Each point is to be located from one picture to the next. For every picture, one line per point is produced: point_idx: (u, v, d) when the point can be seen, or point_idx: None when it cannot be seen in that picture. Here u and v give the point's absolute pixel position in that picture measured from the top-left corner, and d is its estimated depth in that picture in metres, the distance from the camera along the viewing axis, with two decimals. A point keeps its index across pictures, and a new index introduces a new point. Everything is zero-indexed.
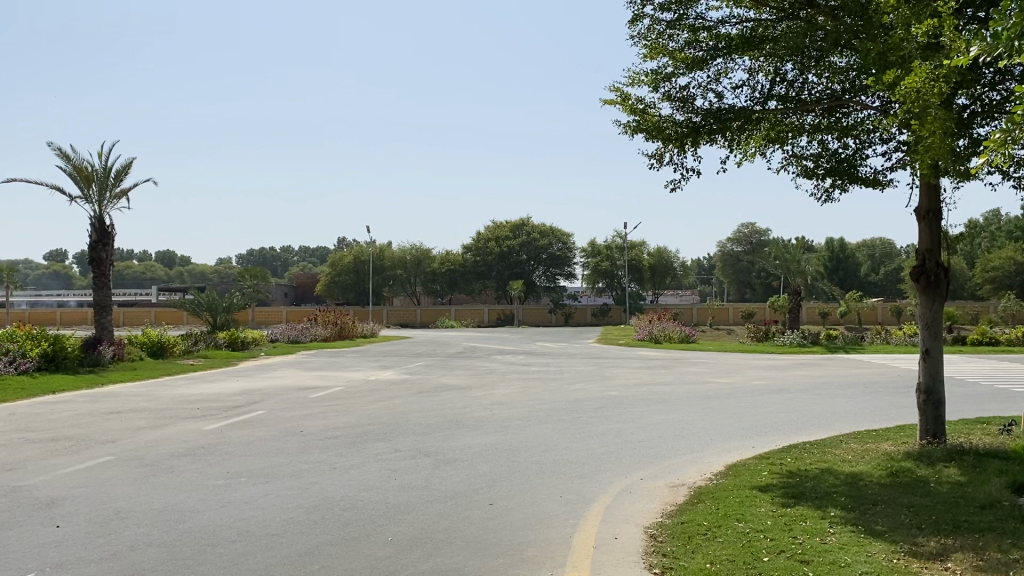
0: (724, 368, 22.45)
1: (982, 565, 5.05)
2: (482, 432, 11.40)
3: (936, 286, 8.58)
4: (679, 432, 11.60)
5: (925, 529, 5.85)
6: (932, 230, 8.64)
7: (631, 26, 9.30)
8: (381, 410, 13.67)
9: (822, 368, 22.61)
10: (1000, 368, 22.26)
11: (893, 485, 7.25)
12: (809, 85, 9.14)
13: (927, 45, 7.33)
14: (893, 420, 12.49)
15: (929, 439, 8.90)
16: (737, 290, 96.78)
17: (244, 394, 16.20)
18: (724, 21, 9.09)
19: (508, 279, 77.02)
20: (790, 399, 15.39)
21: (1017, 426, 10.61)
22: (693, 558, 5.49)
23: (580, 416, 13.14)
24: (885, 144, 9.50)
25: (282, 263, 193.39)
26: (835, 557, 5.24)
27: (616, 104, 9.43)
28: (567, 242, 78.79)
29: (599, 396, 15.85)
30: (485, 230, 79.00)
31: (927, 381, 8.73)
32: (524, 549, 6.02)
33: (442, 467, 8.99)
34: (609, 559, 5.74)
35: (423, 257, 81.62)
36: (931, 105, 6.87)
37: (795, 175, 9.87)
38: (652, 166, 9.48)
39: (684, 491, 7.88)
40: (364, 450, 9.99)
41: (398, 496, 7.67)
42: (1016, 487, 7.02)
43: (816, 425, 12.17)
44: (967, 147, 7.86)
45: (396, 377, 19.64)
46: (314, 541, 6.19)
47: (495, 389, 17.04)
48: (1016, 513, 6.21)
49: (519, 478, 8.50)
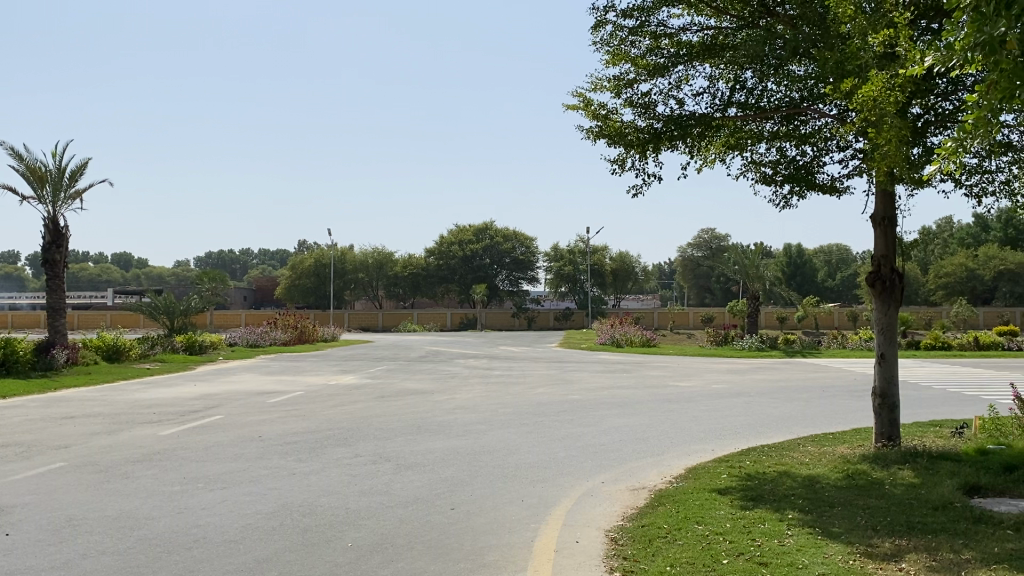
0: (684, 373, 22.64)
1: (935, 565, 5.15)
2: (444, 437, 11.35)
3: (890, 291, 8.74)
4: (640, 436, 11.67)
5: (880, 530, 5.95)
6: (888, 236, 8.80)
7: (594, 33, 9.38)
8: (342, 415, 13.55)
9: (779, 372, 22.93)
10: (951, 372, 22.77)
11: (849, 488, 7.36)
12: (768, 93, 9.26)
13: (882, 55, 7.47)
14: (848, 423, 12.69)
15: (885, 442, 9.06)
16: (697, 295, 97.80)
17: (202, 399, 15.93)
18: (685, 28, 9.19)
19: (471, 282, 76.74)
20: (749, 402, 15.55)
21: (969, 429, 10.84)
22: (653, 561, 5.52)
23: (541, 420, 13.13)
24: (842, 152, 9.66)
25: (241, 265, 191.37)
26: (793, 559, 5.30)
27: (578, 109, 9.49)
28: (531, 246, 78.76)
29: (561, 400, 15.89)
30: (447, 234, 78.74)
31: (882, 385, 8.89)
32: (484, 554, 6.00)
33: (403, 472, 8.95)
34: (570, 562, 5.75)
35: (386, 261, 81.23)
36: (887, 114, 6.98)
37: (754, 182, 10.00)
38: (614, 172, 9.54)
39: (645, 494, 7.94)
40: (324, 456, 9.89)
41: (358, 502, 7.60)
42: (967, 489, 7.16)
43: (774, 428, 12.32)
44: (921, 155, 8.03)
45: (357, 382, 19.51)
46: (272, 547, 6.10)
47: (457, 393, 16.97)
48: (967, 514, 6.33)
49: (481, 482, 8.49)
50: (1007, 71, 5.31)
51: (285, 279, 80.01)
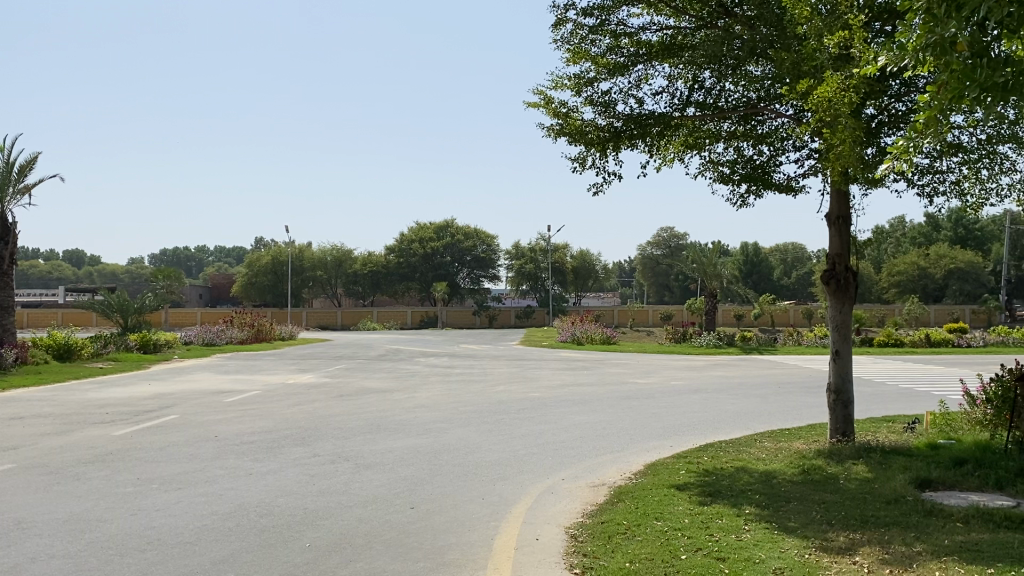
0: (642, 370, 22.84)
1: (888, 558, 5.24)
2: (404, 436, 11.29)
3: (844, 289, 8.89)
4: (600, 433, 11.73)
5: (835, 524, 6.04)
6: (843, 234, 8.93)
7: (554, 31, 9.39)
8: (299, 414, 13.42)
9: (737, 369, 23.20)
10: (903, 368, 23.24)
11: (805, 483, 7.46)
12: (726, 93, 9.36)
13: (837, 56, 7.58)
14: (803, 419, 12.88)
15: (839, 437, 9.20)
16: (656, 293, 98.58)
17: (156, 398, 15.66)
18: (645, 27, 9.24)
19: (431, 280, 76.60)
20: (707, 399, 15.71)
21: (920, 424, 11.04)
22: (612, 557, 5.54)
23: (501, 418, 13.11)
24: (798, 152, 9.78)
25: (196, 263, 188.70)
26: (750, 554, 5.36)
27: (539, 107, 9.50)
28: (492, 244, 78.87)
29: (520, 398, 15.91)
30: (408, 231, 78.36)
31: (837, 381, 9.03)
32: (444, 553, 5.97)
33: (362, 472, 8.87)
34: (529, 560, 5.74)
35: (345, 258, 80.70)
36: (842, 115, 7.07)
37: (711, 181, 10.10)
38: (575, 170, 9.58)
39: (604, 490, 7.97)
40: (281, 455, 9.79)
41: (316, 501, 7.52)
42: (919, 483, 7.30)
43: (730, 425, 12.46)
44: (875, 156, 8.17)
45: (316, 381, 19.34)
46: (228, 548, 6.01)
47: (416, 392, 16.88)
48: (919, 508, 6.46)
49: (440, 481, 8.44)
50: (957, 72, 5.40)
51: (242, 277, 78.87)
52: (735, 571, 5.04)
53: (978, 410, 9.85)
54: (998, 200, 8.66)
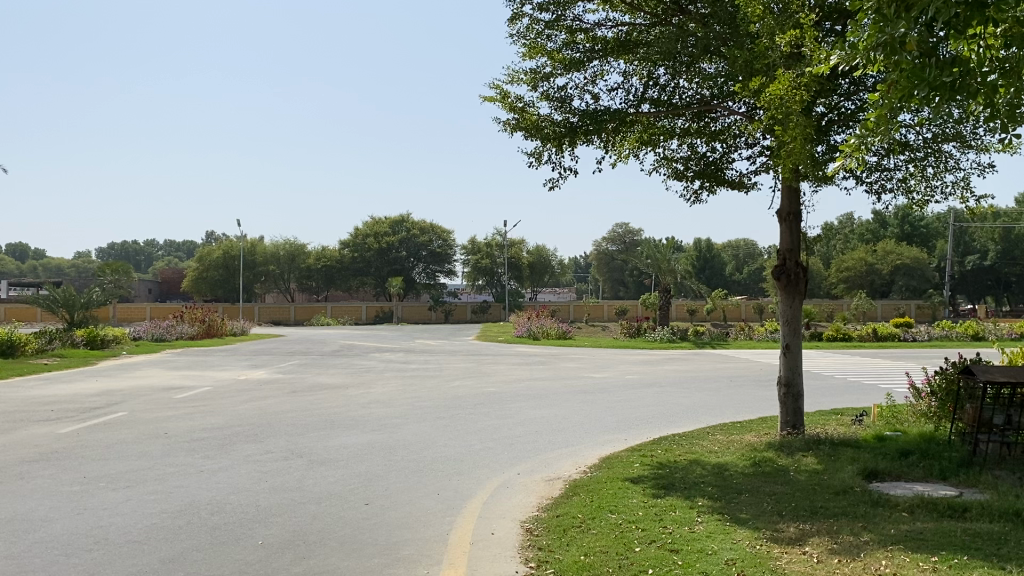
0: (597, 364, 22.98)
1: (836, 548, 5.34)
2: (358, 432, 11.22)
3: (795, 284, 9.05)
4: (555, 427, 11.77)
5: (786, 515, 6.15)
6: (793, 231, 9.07)
7: (511, 25, 9.40)
8: (252, 410, 13.23)
9: (690, 363, 23.46)
10: (850, 362, 23.75)
11: (756, 474, 7.59)
12: (680, 90, 9.46)
13: (788, 55, 7.69)
14: (754, 412, 13.08)
15: (789, 430, 9.36)
16: (610, 289, 99.09)
17: (103, 395, 15.30)
18: (600, 24, 9.28)
19: (386, 275, 76.23)
20: (661, 393, 15.86)
21: (867, 416, 11.29)
22: (567, 551, 5.57)
23: (457, 413, 13.09)
24: (750, 149, 9.93)
25: (145, 257, 185.18)
26: (703, 545, 5.43)
27: (495, 102, 9.49)
28: (447, 239, 78.72)
29: (476, 392, 15.90)
30: (362, 226, 77.79)
31: (787, 374, 9.18)
32: (399, 549, 5.94)
33: (316, 468, 8.79)
34: (485, 554, 5.75)
35: (298, 252, 79.76)
36: (793, 113, 7.17)
37: (665, 177, 10.20)
38: (531, 165, 9.58)
39: (560, 484, 8.00)
40: (233, 452, 9.65)
41: (269, 498, 7.45)
42: (866, 474, 7.47)
43: (684, 418, 12.59)
44: (825, 153, 8.31)
45: (268, 377, 19.10)
46: (179, 547, 5.90)
47: (371, 388, 16.78)
48: (866, 498, 6.61)
49: (395, 477, 8.41)
50: (906, 72, 5.52)
51: (193, 272, 77.44)
52: (688, 563, 5.09)
53: (923, 403, 10.12)
54: (942, 198, 8.88)
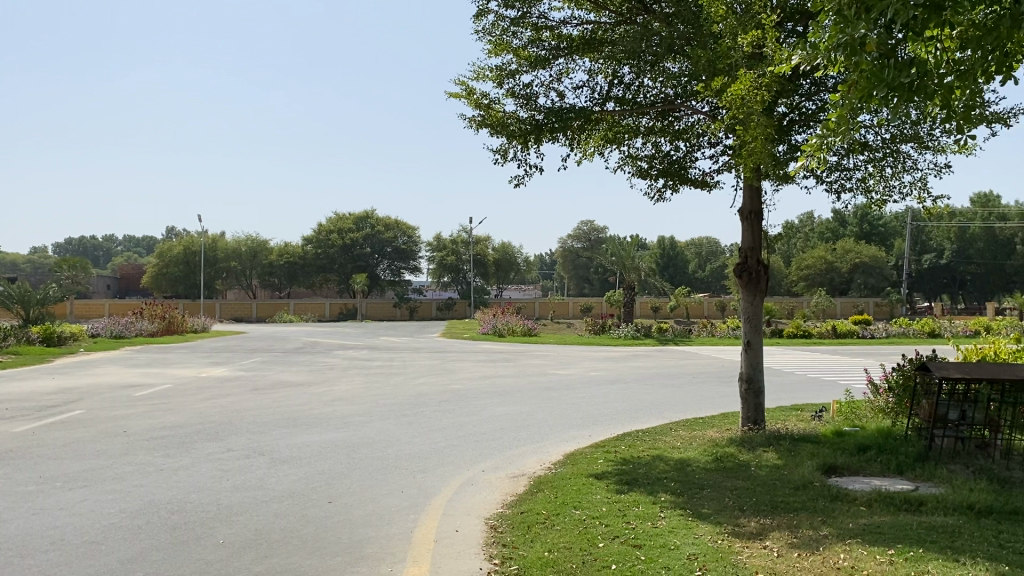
0: (562, 361, 23.11)
1: (796, 542, 5.42)
2: (322, 430, 11.14)
3: (756, 282, 9.17)
4: (520, 424, 11.80)
5: (747, 511, 6.22)
6: (754, 230, 9.18)
7: (476, 21, 9.38)
8: (213, 408, 13.08)
9: (654, 360, 23.63)
10: (811, 359, 24.10)
11: (718, 469, 7.69)
12: (644, 89, 9.51)
13: (751, 55, 7.77)
14: (716, 408, 13.22)
15: (750, 425, 9.48)
16: (575, 286, 99.36)
17: (59, 393, 15.02)
18: (566, 21, 9.31)
19: (350, 272, 75.70)
20: (624, 390, 15.98)
21: (827, 412, 11.47)
22: (531, 547, 5.59)
23: (421, 411, 13.04)
24: (713, 148, 10.02)
25: (103, 253, 181.95)
26: (665, 540, 5.48)
27: (460, 98, 9.47)
28: (412, 236, 78.34)
29: (441, 390, 15.88)
30: (326, 222, 77.20)
31: (748, 371, 9.29)
32: (362, 547, 5.92)
33: (278, 466, 8.72)
34: (449, 551, 5.74)
35: (260, 248, 78.90)
36: (754, 112, 7.27)
37: (630, 175, 10.26)
38: (497, 162, 9.59)
39: (524, 480, 8.03)
40: (194, 450, 9.54)
41: (231, 497, 7.37)
42: (825, 469, 7.58)
43: (647, 414, 12.70)
44: (786, 153, 8.43)
45: (230, 375, 18.88)
46: (138, 547, 5.83)
47: (334, 385, 16.67)
48: (825, 493, 6.70)
49: (360, 475, 8.37)
50: (866, 72, 5.61)
51: (152, 267, 76.23)
52: (651, 558, 5.14)
53: (880, 399, 10.32)
54: (900, 198, 9.05)
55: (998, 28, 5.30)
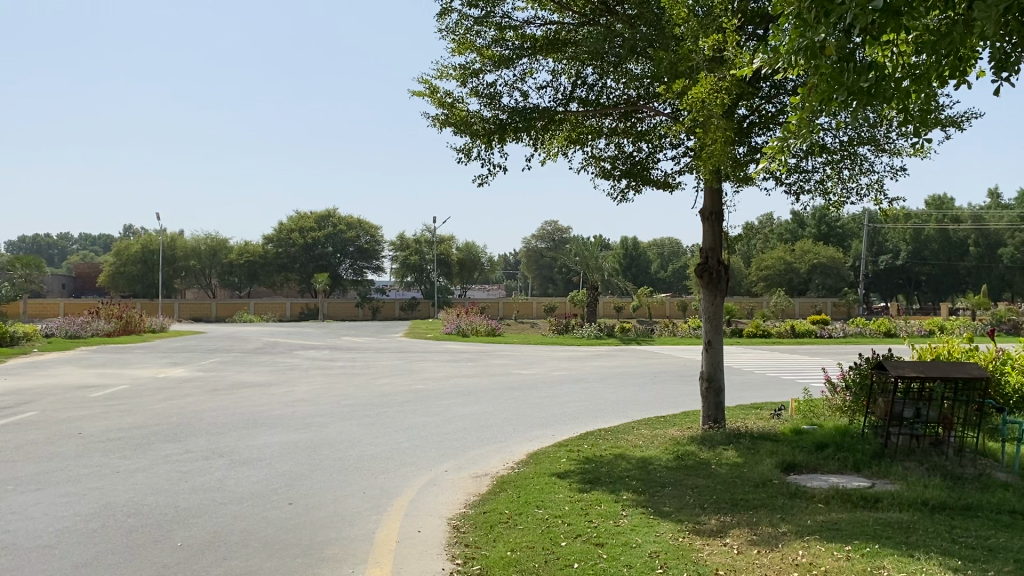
0: (525, 361, 23.07)
1: (756, 539, 5.49)
2: (282, 431, 11.03)
3: (716, 282, 9.27)
4: (484, 423, 11.80)
5: (707, 508, 6.29)
6: (715, 230, 9.29)
7: (440, 20, 9.36)
8: (171, 409, 12.89)
9: (616, 359, 23.73)
10: (770, 359, 24.40)
11: (678, 468, 7.76)
12: (607, 90, 9.57)
13: (712, 58, 7.86)
14: (678, 407, 13.32)
15: (711, 424, 9.57)
16: (539, 285, 99.44)
17: (10, 395, 14.67)
18: (530, 21, 9.33)
19: (312, 271, 75.02)
20: (587, 389, 16.03)
21: (786, 411, 11.61)
22: (493, 547, 5.59)
23: (383, 411, 12.98)
24: (675, 149, 10.13)
25: (58, 252, 178.35)
26: (626, 539, 5.51)
27: (424, 96, 9.45)
28: (375, 235, 78.01)
29: (404, 390, 15.79)
30: (286, 221, 76.40)
31: (709, 370, 9.38)
32: (323, 548, 5.89)
33: (238, 468, 8.62)
34: (411, 552, 5.72)
35: (220, 247, 77.86)
36: (714, 115, 7.37)
37: (593, 175, 10.31)
38: (461, 161, 9.58)
39: (487, 480, 8.03)
40: (151, 452, 9.39)
41: (189, 499, 7.27)
42: (784, 467, 7.68)
43: (609, 413, 12.76)
44: (746, 154, 8.54)
45: (188, 376, 18.60)
46: (93, 550, 5.73)
47: (295, 386, 16.53)
48: (784, 491, 6.80)
49: (321, 476, 8.30)
50: (826, 75, 5.68)
51: (109, 266, 74.87)
52: (612, 556, 5.18)
53: (838, 397, 10.47)
54: (857, 199, 9.22)
55: (951, 33, 5.41)
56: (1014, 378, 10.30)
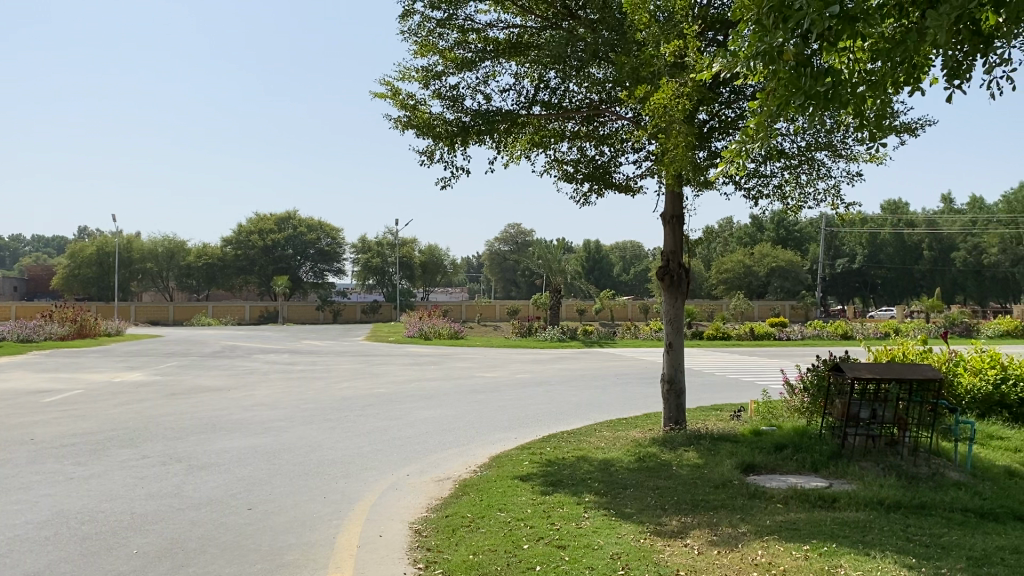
0: (487, 363, 23.06)
1: (716, 540, 5.54)
2: (241, 435, 10.88)
3: (677, 285, 9.34)
4: (446, 427, 11.75)
5: (669, 509, 6.34)
6: (676, 233, 9.37)
7: (402, 22, 9.33)
8: (126, 414, 12.65)
9: (578, 362, 23.78)
10: (730, 360, 24.65)
11: (639, 469, 7.80)
12: (569, 94, 9.59)
13: (673, 63, 7.93)
14: (639, 409, 13.41)
15: (672, 425, 9.64)
16: (502, 288, 99.46)
17: None
18: (492, 25, 9.34)
19: (272, 274, 74.23)
20: (550, 392, 16.04)
21: (745, 412, 11.75)
22: (456, 551, 5.57)
23: (345, 415, 12.87)
24: (636, 153, 10.20)
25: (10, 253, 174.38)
26: (588, 541, 5.53)
27: (386, 98, 9.41)
28: (336, 237, 77.51)
29: (365, 394, 15.68)
30: (245, 222, 75.42)
31: (670, 371, 9.46)
32: (283, 554, 5.82)
33: (196, 473, 8.49)
34: (372, 557, 5.68)
35: (177, 249, 76.66)
36: (676, 121, 7.44)
37: (556, 179, 10.34)
38: (423, 162, 9.55)
39: (449, 484, 7.99)
40: (106, 458, 9.20)
41: (145, 505, 7.14)
42: (744, 467, 7.77)
43: (571, 415, 12.80)
44: (706, 159, 8.63)
45: (145, 380, 18.27)
46: (45, 558, 5.61)
47: (255, 390, 16.33)
48: (744, 491, 6.87)
49: (281, 481, 8.20)
50: (783, 79, 5.74)
51: (63, 268, 73.36)
52: (575, 558, 5.19)
53: (796, 398, 10.63)
54: (814, 204, 9.36)
55: (906, 41, 5.50)
56: (966, 378, 10.55)
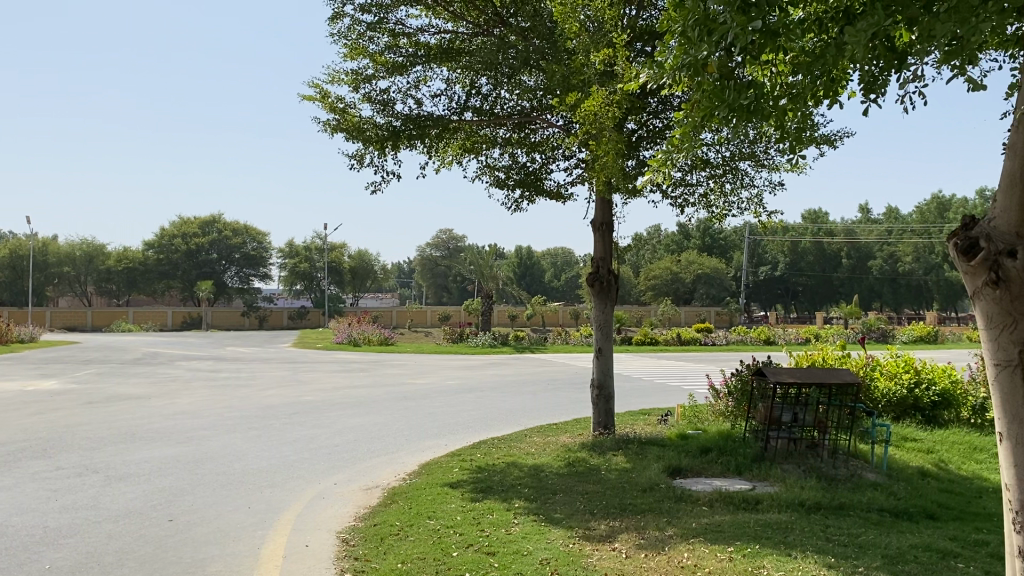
0: (417, 370, 22.88)
1: (643, 543, 5.61)
2: (162, 445, 10.57)
3: (607, 289, 9.44)
4: (374, 434, 11.63)
5: (597, 513, 6.41)
6: (606, 240, 9.48)
7: (331, 24, 9.23)
8: (40, 424, 12.14)
9: (509, 367, 23.81)
10: (658, 365, 25.03)
11: (570, 474, 7.85)
12: (501, 100, 9.62)
13: (602, 72, 8.04)
14: (569, 415, 13.49)
15: (602, 430, 9.72)
16: (433, 294, 99.04)
17: None
18: (423, 29, 9.33)
19: (195, 279, 72.30)
20: (480, 398, 16.01)
21: (672, 416, 11.91)
22: (384, 559, 5.52)
23: (271, 423, 12.62)
24: (567, 160, 10.30)
25: None
26: (518, 547, 5.54)
27: (315, 100, 9.30)
28: (263, 241, 76.07)
29: (292, 401, 15.39)
30: (169, 226, 73.25)
31: (599, 376, 9.58)
32: (204, 566, 5.67)
33: (114, 484, 8.21)
34: (298, 567, 5.59)
35: (96, 253, 74.00)
36: (605, 128, 7.55)
37: (487, 184, 10.35)
38: (354, 166, 9.47)
39: (378, 493, 7.90)
40: (17, 470, 8.83)
41: (60, 518, 6.87)
42: (671, 471, 7.91)
43: (501, 422, 12.80)
44: (634, 167, 8.78)
45: (60, 388, 17.58)
46: None
47: (178, 398, 15.87)
48: (671, 494, 6.99)
49: (204, 491, 8.00)
50: (707, 90, 5.86)
51: None
52: (503, 564, 5.18)
53: (721, 403, 10.84)
54: (738, 212, 9.60)
55: (825, 55, 5.67)
56: (882, 383, 10.93)
